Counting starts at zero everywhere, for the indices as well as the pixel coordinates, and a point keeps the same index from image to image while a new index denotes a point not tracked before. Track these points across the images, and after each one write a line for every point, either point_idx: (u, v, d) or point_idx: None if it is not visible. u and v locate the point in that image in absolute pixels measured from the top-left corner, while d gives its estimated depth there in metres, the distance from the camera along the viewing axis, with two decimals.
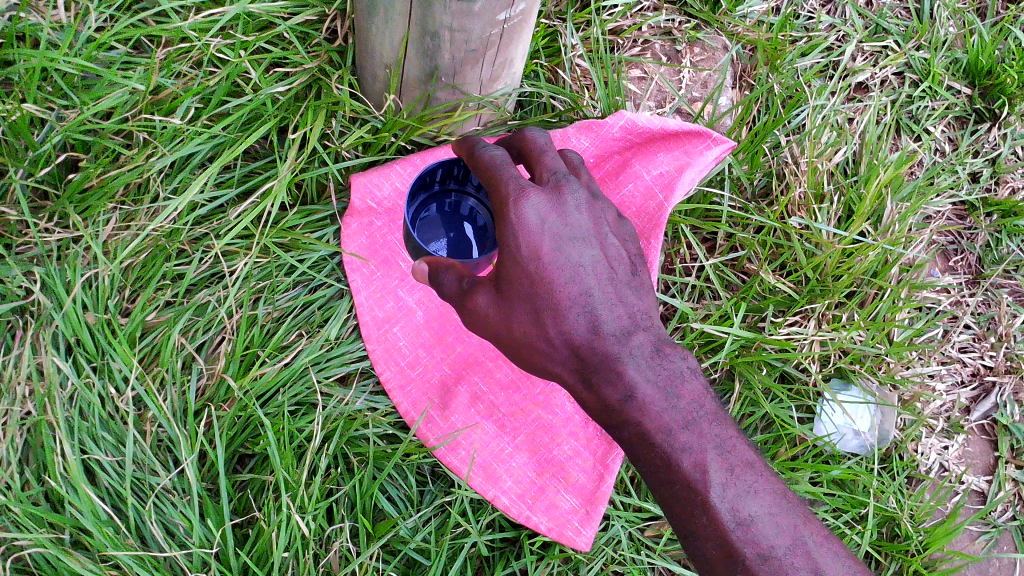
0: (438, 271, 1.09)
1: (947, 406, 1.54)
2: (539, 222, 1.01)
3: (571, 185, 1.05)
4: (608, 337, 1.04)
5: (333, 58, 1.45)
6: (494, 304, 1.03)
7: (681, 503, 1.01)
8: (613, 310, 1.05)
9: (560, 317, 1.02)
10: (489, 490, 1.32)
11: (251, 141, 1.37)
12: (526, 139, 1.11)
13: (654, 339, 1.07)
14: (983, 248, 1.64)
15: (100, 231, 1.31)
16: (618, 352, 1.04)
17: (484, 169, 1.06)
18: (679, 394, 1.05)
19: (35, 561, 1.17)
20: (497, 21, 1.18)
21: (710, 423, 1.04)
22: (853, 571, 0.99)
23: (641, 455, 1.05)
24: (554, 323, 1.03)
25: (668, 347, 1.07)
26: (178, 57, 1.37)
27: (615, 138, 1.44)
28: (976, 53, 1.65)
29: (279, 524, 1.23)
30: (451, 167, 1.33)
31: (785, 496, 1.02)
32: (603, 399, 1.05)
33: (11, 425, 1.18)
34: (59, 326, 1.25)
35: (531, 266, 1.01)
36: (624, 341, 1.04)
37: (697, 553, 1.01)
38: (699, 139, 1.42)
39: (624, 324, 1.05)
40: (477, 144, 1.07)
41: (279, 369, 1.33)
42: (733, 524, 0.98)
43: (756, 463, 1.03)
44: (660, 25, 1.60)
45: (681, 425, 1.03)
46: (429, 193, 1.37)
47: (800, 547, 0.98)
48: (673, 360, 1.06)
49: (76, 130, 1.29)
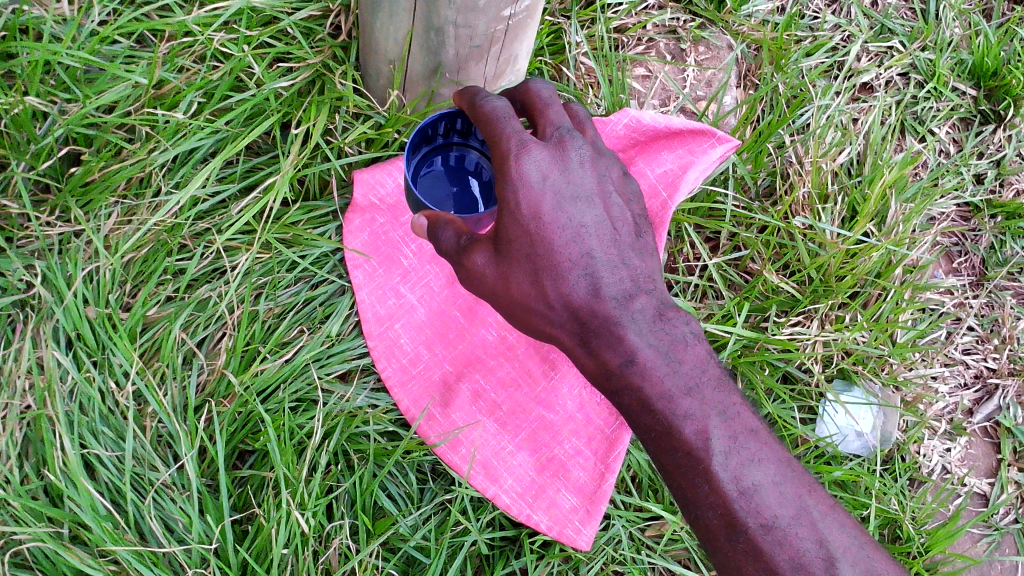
0: (437, 226, 1.07)
1: (950, 407, 1.54)
2: (541, 178, 1.00)
3: (574, 142, 1.04)
4: (608, 300, 1.03)
5: (336, 53, 1.44)
6: (493, 263, 1.02)
7: (682, 471, 1.01)
8: (615, 272, 1.04)
9: (559, 277, 1.02)
10: (490, 489, 1.32)
11: (253, 137, 1.36)
12: (529, 89, 1.09)
13: (655, 304, 1.06)
14: (987, 250, 1.63)
15: (101, 225, 1.30)
16: (618, 315, 1.04)
17: (485, 120, 1.04)
18: (681, 360, 1.05)
19: (34, 556, 1.17)
20: (502, 17, 1.17)
21: (713, 389, 1.04)
22: (861, 542, 0.98)
23: (641, 421, 1.04)
24: (554, 284, 1.02)
25: (670, 312, 1.07)
26: (181, 52, 1.36)
27: (620, 136, 1.43)
28: (982, 54, 1.65)
29: (279, 520, 1.23)
30: (454, 120, 1.31)
31: (789, 464, 1.01)
32: (603, 363, 1.05)
33: (11, 419, 1.18)
34: (59, 320, 1.25)
35: (532, 225, 1.00)
36: (625, 305, 1.04)
37: (698, 523, 1.00)
38: (704, 138, 1.42)
39: (625, 288, 1.05)
40: (479, 95, 1.06)
41: (280, 365, 1.33)
42: (736, 494, 0.97)
43: (760, 432, 1.03)
44: (665, 24, 1.59)
45: (683, 392, 1.02)
46: (433, 146, 1.35)
47: (805, 517, 0.98)
48: (675, 325, 1.07)
49: (78, 124, 1.29)
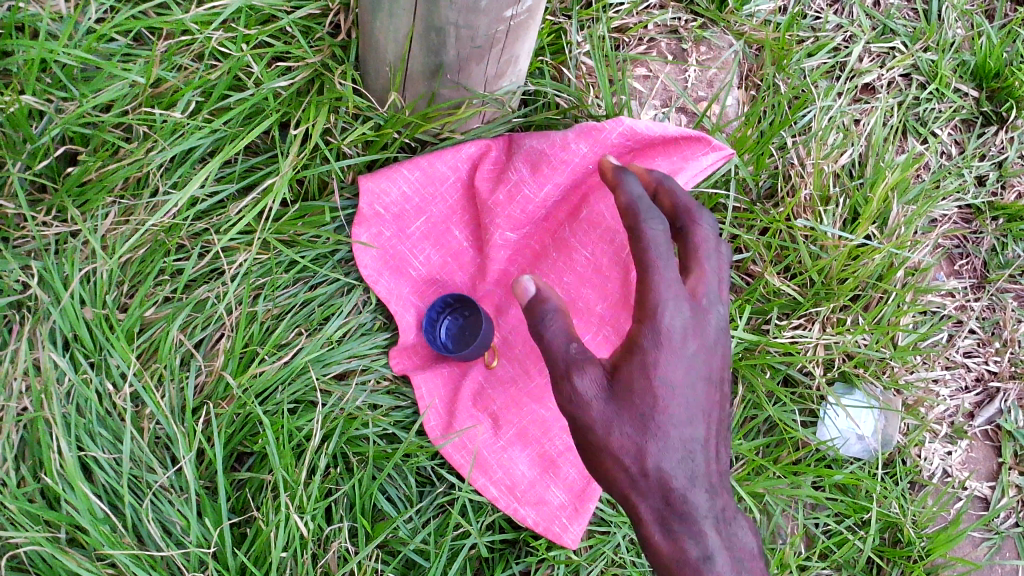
0: None
1: (952, 410, 1.53)
2: (659, 254, 0.97)
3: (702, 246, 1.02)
4: (681, 404, 0.95)
5: (336, 52, 1.42)
6: None
7: None
8: (694, 380, 0.96)
9: (643, 356, 0.95)
10: (479, 480, 1.32)
11: (252, 137, 1.35)
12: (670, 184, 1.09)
13: (716, 427, 0.99)
14: (989, 252, 1.62)
15: (99, 225, 1.29)
16: (683, 423, 0.95)
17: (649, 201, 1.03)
18: (725, 489, 0.98)
19: (31, 559, 1.17)
20: (503, 18, 1.15)
21: (745, 531, 0.98)
22: None
23: (670, 530, 0.95)
24: (634, 359, 0.95)
25: (723, 446, 1.00)
26: (179, 50, 1.34)
27: (616, 145, 1.29)
28: (985, 55, 1.63)
29: (277, 524, 1.22)
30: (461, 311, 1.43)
31: None
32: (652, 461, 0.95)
33: (8, 421, 1.18)
34: (56, 321, 1.24)
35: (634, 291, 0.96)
36: (694, 415, 0.96)
37: None
38: (701, 145, 1.30)
39: (698, 399, 0.96)
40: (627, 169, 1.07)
41: (279, 367, 1.32)
42: None
43: None
44: (666, 23, 1.58)
45: (721, 519, 0.96)
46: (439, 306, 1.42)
47: None
48: (724, 458, 0.99)
49: (76, 123, 1.27)
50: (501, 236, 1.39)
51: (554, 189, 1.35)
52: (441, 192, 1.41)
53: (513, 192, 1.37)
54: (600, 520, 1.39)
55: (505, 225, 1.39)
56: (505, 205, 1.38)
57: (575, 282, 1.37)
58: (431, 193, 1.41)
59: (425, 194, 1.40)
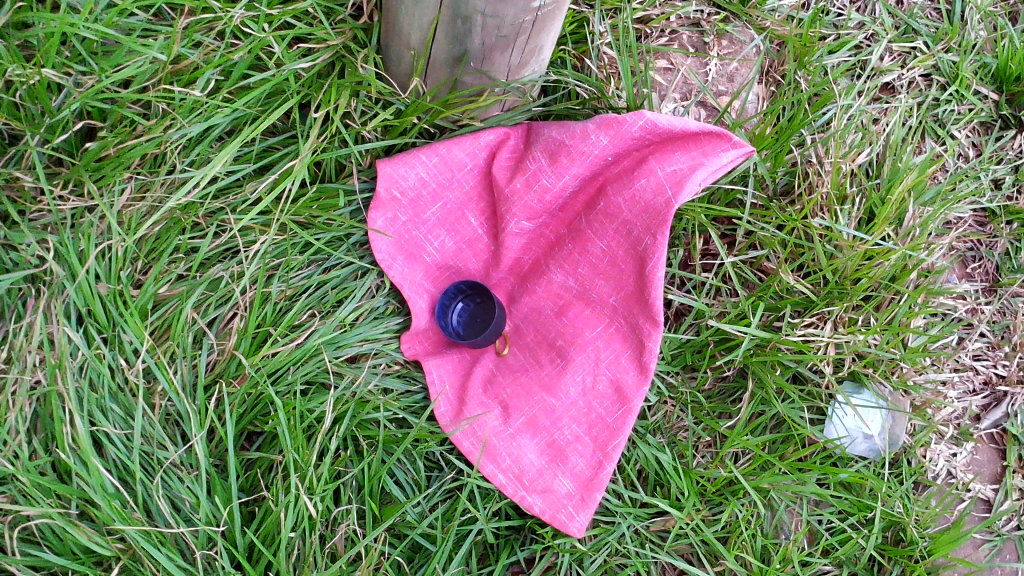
0: None
1: (959, 413, 1.54)
2: None
3: None
4: None
5: (357, 35, 1.41)
6: None
7: None
8: None
9: None
10: (487, 467, 1.33)
11: (272, 118, 1.35)
12: None
13: None
14: (1003, 256, 1.62)
15: (115, 201, 1.29)
16: None
17: None
18: None
19: (41, 531, 1.19)
20: (531, 8, 1.14)
21: None
22: None
23: None
24: None
25: None
26: (200, 27, 1.33)
27: (635, 138, 1.27)
28: (1007, 59, 1.62)
29: (287, 504, 1.23)
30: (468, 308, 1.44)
31: None
32: None
33: (21, 395, 1.18)
34: (70, 296, 1.24)
35: None
36: None
37: None
38: (720, 140, 1.26)
39: None
40: None
41: (292, 349, 1.32)
42: None
43: None
44: (689, 16, 1.57)
45: None
46: (450, 300, 1.43)
47: None
48: None
49: (94, 98, 1.27)
50: (516, 224, 1.39)
51: (572, 179, 1.33)
52: (458, 178, 1.41)
53: (531, 181, 1.36)
54: (605, 510, 1.40)
55: (522, 214, 1.38)
56: (522, 193, 1.37)
57: (589, 272, 1.36)
58: (449, 179, 1.41)
59: (442, 180, 1.40)
